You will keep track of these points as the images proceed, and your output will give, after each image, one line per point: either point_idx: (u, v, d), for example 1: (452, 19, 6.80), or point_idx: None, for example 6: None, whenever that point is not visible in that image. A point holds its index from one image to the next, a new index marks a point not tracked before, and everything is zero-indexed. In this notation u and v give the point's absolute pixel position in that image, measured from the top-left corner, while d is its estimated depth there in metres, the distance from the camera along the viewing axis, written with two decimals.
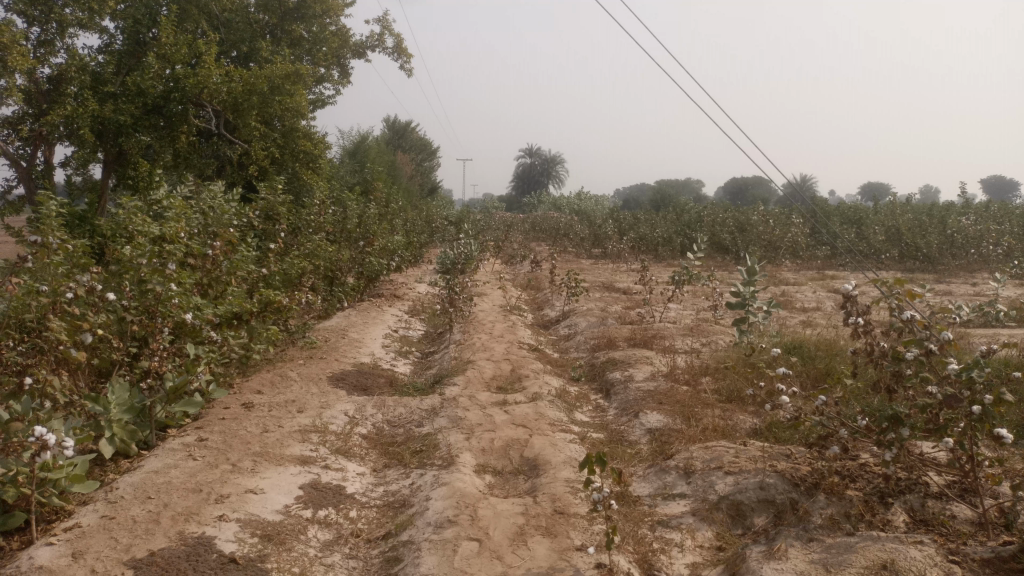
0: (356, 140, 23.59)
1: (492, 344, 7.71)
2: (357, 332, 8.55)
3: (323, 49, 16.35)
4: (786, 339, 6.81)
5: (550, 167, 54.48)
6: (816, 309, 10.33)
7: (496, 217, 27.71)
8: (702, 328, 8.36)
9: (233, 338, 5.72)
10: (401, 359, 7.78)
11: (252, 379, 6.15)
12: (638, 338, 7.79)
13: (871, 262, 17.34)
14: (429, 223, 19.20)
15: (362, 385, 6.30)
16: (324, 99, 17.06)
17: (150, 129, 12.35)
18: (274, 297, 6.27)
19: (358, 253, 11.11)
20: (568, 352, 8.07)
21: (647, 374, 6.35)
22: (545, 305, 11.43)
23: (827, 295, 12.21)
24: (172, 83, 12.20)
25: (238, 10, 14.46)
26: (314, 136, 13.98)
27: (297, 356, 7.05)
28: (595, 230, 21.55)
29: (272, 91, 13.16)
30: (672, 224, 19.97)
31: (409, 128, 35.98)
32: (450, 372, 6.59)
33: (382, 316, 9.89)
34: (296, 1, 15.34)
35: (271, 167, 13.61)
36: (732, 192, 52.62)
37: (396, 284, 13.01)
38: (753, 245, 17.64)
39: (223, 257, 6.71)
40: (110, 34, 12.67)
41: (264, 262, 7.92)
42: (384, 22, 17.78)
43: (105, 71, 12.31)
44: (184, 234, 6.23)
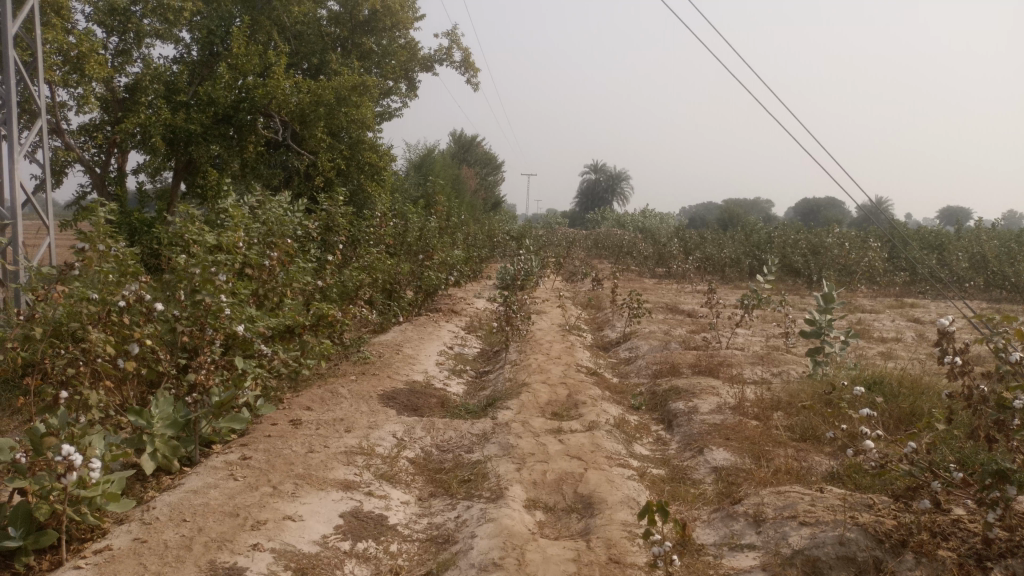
0: (422, 153, 23.73)
1: (549, 366, 7.43)
2: (412, 347, 8.38)
3: (391, 62, 16.42)
4: (866, 374, 6.33)
5: (615, 184, 54.01)
6: (896, 340, 9.71)
7: (559, 232, 27.47)
8: (773, 357, 7.92)
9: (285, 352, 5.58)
10: (455, 378, 7.56)
11: (302, 394, 6.02)
12: (704, 366, 7.40)
13: (954, 290, 16.39)
14: (491, 237, 19.08)
15: (413, 405, 6.10)
16: (390, 111, 17.16)
17: (219, 138, 12.55)
18: (329, 311, 6.13)
19: (418, 266, 11.00)
20: (628, 377, 7.72)
21: (712, 406, 5.97)
22: (606, 325, 11.08)
23: (908, 325, 11.52)
24: (241, 94, 12.41)
25: (311, 22, 14.64)
26: (380, 148, 14.01)
27: (350, 372, 6.91)
28: (660, 248, 21.06)
29: (338, 103, 13.20)
30: (741, 245, 19.34)
31: (475, 142, 36.13)
32: (505, 395, 6.33)
33: (439, 332, 9.71)
34: (367, 14, 15.50)
35: (336, 179, 13.70)
36: (803, 213, 51.13)
37: (455, 298, 12.87)
38: (826, 268, 16.88)
39: (280, 269, 6.62)
40: (184, 45, 12.99)
41: (322, 273, 7.84)
42: (453, 36, 17.82)
43: (178, 81, 12.60)
44: (242, 243, 6.17)
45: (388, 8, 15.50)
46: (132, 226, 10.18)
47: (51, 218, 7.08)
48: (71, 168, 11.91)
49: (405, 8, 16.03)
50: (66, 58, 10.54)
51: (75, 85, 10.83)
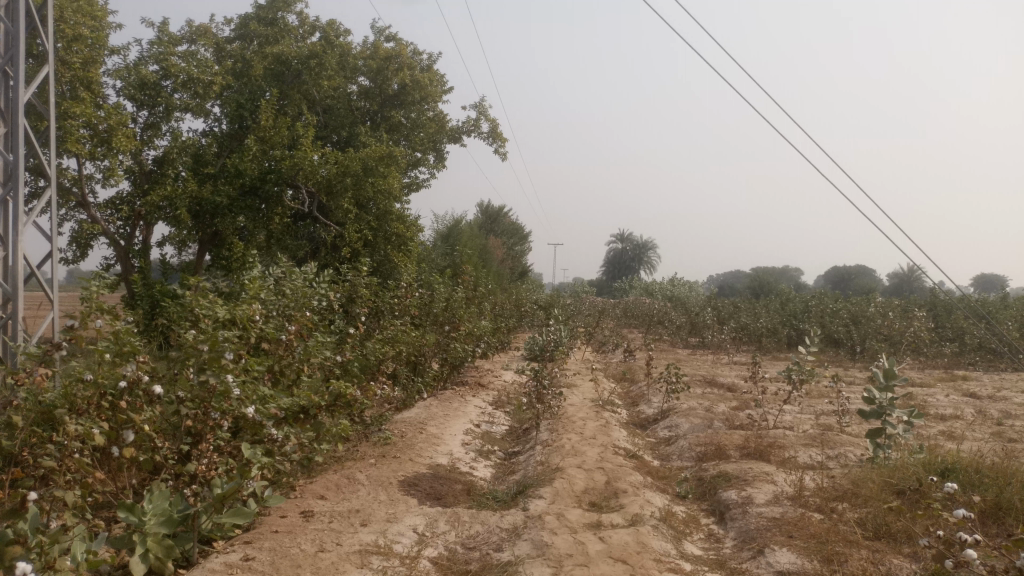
0: (449, 224, 23.66)
1: (584, 448, 6.88)
2: (436, 426, 7.87)
3: (419, 134, 16.40)
4: (940, 458, 5.72)
5: (642, 253, 53.73)
6: (958, 418, 9.02)
7: (588, 302, 27.00)
8: (828, 439, 7.32)
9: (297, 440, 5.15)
10: (483, 460, 7.01)
11: (317, 481, 5.54)
12: (752, 448, 6.82)
13: (1007, 362, 15.56)
14: (519, 307, 18.68)
15: (436, 493, 5.58)
16: (418, 182, 17.09)
17: (244, 210, 12.46)
18: (350, 392, 5.70)
19: (444, 338, 10.58)
20: (670, 461, 7.14)
21: (769, 497, 5.38)
22: (641, 400, 10.49)
23: (966, 401, 10.78)
24: (268, 164, 12.33)
25: (341, 96, 14.73)
26: (407, 219, 13.81)
27: (370, 454, 6.42)
28: (692, 318, 20.47)
29: (365, 172, 13.05)
30: (776, 315, 18.74)
31: (502, 213, 36.21)
32: (537, 481, 5.79)
33: (465, 408, 9.20)
34: (396, 87, 15.59)
35: (363, 250, 13.48)
36: (835, 280, 50.21)
37: (482, 371, 12.37)
38: (869, 339, 16.17)
39: (297, 342, 6.24)
40: (214, 119, 13.05)
41: (342, 347, 7.45)
42: (480, 107, 17.88)
43: (206, 153, 12.61)
44: (258, 316, 5.85)
45: (417, 81, 15.61)
46: (153, 299, 10.00)
47: (56, 292, 6.80)
48: (95, 240, 11.85)
49: (434, 82, 16.15)
50: (95, 131, 10.54)
51: (102, 158, 10.81)
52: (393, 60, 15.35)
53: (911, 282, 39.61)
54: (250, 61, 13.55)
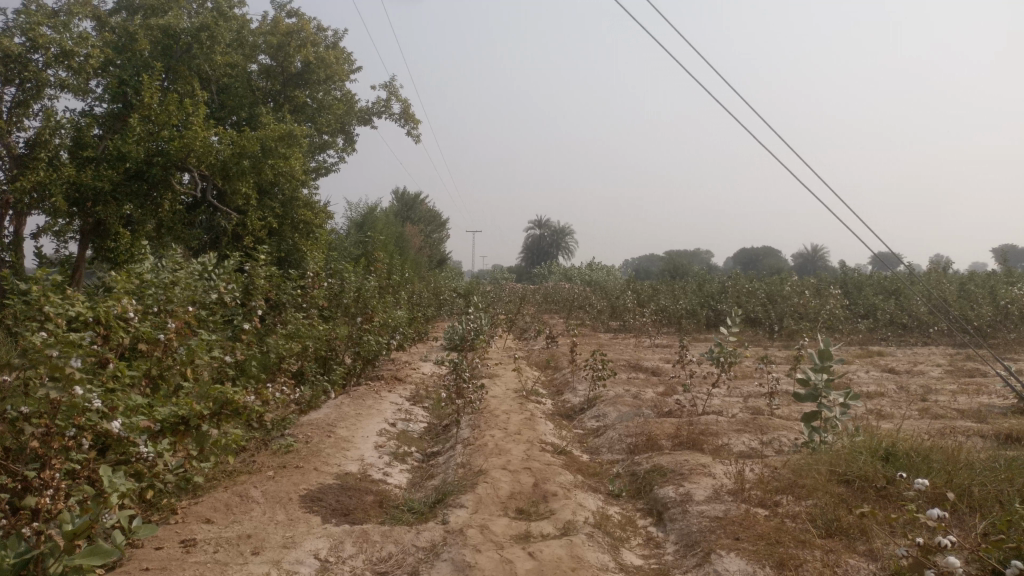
0: (364, 212, 22.68)
1: (508, 445, 6.34)
2: (346, 428, 7.18)
3: (326, 116, 15.47)
4: (881, 440, 5.49)
5: (559, 238, 53.77)
6: (880, 394, 8.99)
7: (507, 288, 26.54)
8: (761, 423, 7.04)
9: (182, 459, 4.50)
10: (398, 463, 6.38)
11: (203, 501, 4.83)
12: (685, 437, 6.46)
13: (916, 336, 16.00)
14: (436, 295, 18.02)
15: (343, 508, 4.94)
16: (326, 166, 16.18)
17: (130, 197, 11.30)
18: (238, 397, 5.05)
19: (355, 330, 9.86)
20: (600, 454, 6.69)
21: (710, 493, 4.98)
22: (566, 389, 10.05)
23: (884, 376, 10.85)
24: (155, 145, 11.13)
25: (238, 74, 13.64)
26: (315, 206, 13.15)
27: (268, 465, 5.70)
28: (612, 301, 20.27)
29: (263, 154, 12.10)
30: (694, 295, 18.77)
31: (418, 200, 35.30)
32: (457, 487, 5.23)
33: (379, 405, 8.53)
34: (300, 66, 14.58)
35: (268, 237, 12.65)
36: (743, 261, 51.61)
37: (398, 364, 11.69)
38: (786, 316, 16.31)
39: (178, 342, 5.51)
40: (93, 97, 11.78)
41: (238, 347, 6.70)
42: (391, 88, 17.07)
43: (85, 135, 11.36)
44: (129, 313, 5.16)
45: (322, 59, 14.69)
46: None
47: None
48: None
49: (339, 59, 15.26)
50: None
51: None
52: (295, 35, 14.33)
53: (814, 260, 41.17)
54: (132, 34, 12.31)
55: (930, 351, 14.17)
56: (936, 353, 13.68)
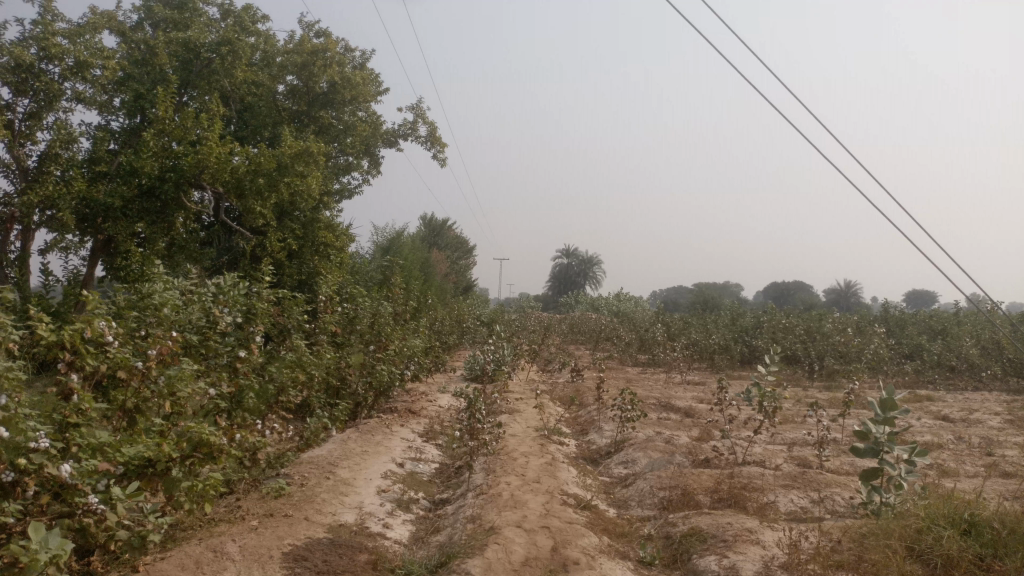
0: (390, 236, 22.22)
1: (526, 496, 5.65)
2: (348, 468, 6.53)
3: (350, 138, 15.01)
4: (959, 505, 4.71)
5: (587, 268, 53.09)
6: (940, 446, 8.14)
7: (533, 317, 25.84)
8: (811, 478, 6.28)
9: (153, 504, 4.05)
10: (402, 512, 5.71)
11: (170, 557, 4.21)
12: (726, 494, 5.73)
13: (968, 380, 15.00)
14: (460, 322, 17.41)
15: (330, 571, 4.28)
16: (349, 188, 15.74)
17: (142, 214, 10.80)
18: (215, 439, 4.47)
19: (368, 358, 9.23)
20: (629, 509, 5.96)
21: (759, 567, 4.24)
22: (591, 429, 9.32)
23: (939, 424, 9.96)
24: (169, 161, 10.60)
25: (263, 93, 13.22)
26: (336, 228, 12.78)
27: (253, 512, 5.06)
28: (641, 334, 19.45)
29: (279, 171, 11.62)
30: (727, 330, 17.92)
31: (446, 226, 34.89)
32: (465, 547, 4.55)
33: (388, 441, 7.88)
34: (325, 86, 14.17)
35: (287, 260, 12.17)
36: (774, 295, 50.40)
37: (414, 396, 11.02)
38: (826, 355, 15.41)
39: (158, 370, 4.93)
40: (109, 111, 11.45)
41: (232, 378, 6.13)
42: (417, 110, 16.67)
43: (99, 149, 11.09)
44: (107, 337, 4.62)
45: (348, 79, 14.25)
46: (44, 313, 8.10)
47: None
48: None
49: (365, 80, 14.83)
50: None
51: None
52: (320, 55, 13.95)
53: (847, 297, 39.96)
54: (153, 47, 11.94)
55: (984, 396, 13.19)
56: (991, 400, 12.70)
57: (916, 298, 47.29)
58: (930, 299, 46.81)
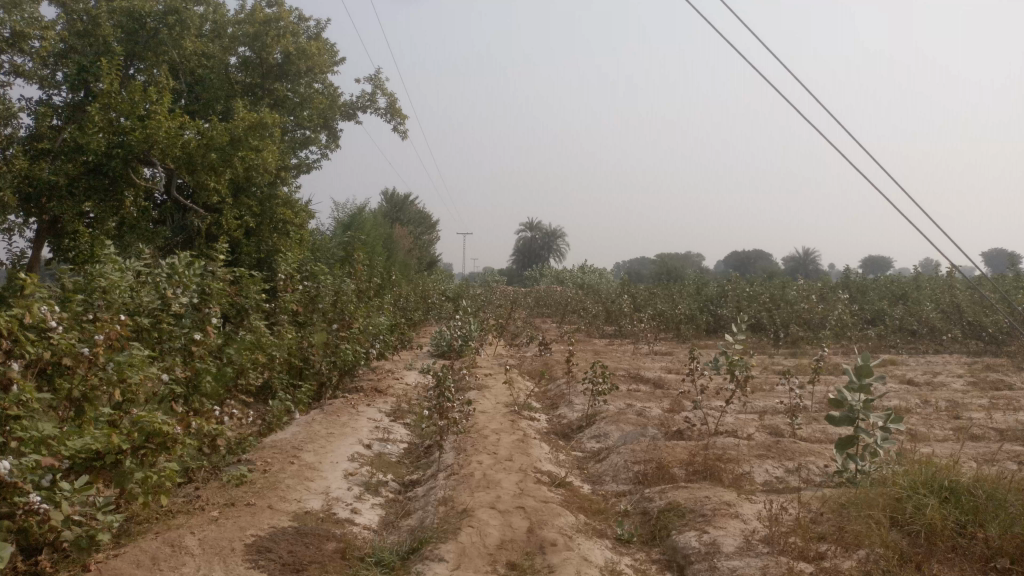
0: (351, 212, 21.76)
1: (499, 475, 5.49)
2: (313, 452, 6.29)
3: (307, 111, 14.52)
4: (937, 471, 4.65)
5: (551, 241, 52.97)
6: (908, 411, 8.19)
7: (499, 291, 25.65)
8: (785, 447, 6.23)
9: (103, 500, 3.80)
10: (370, 496, 5.52)
11: (124, 554, 3.95)
12: (701, 466, 5.64)
13: (928, 344, 15.24)
14: (425, 298, 17.16)
15: (296, 562, 4.08)
16: (308, 163, 15.28)
17: (89, 192, 10.27)
18: (168, 429, 4.19)
19: (332, 337, 8.95)
20: (604, 485, 5.85)
21: (740, 542, 4.15)
22: (561, 403, 9.21)
23: (905, 388, 10.06)
24: (117, 137, 10.06)
25: (214, 64, 12.68)
26: (295, 204, 12.42)
27: (213, 502, 4.82)
28: (608, 305, 19.39)
29: (233, 145, 11.18)
30: (693, 300, 17.94)
31: (408, 201, 34.41)
32: (438, 532, 4.37)
33: (354, 422, 7.65)
34: (279, 57, 13.66)
35: (244, 238, 11.77)
36: (736, 265, 50.90)
37: (380, 375, 10.79)
38: (791, 322, 15.51)
39: (106, 357, 4.65)
40: (50, 84, 10.84)
41: (187, 362, 5.84)
42: (376, 81, 16.22)
43: (40, 125, 10.50)
44: (50, 321, 4.33)
45: (303, 50, 13.76)
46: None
47: None
48: None
49: (321, 50, 14.33)
50: None
51: None
52: (273, 25, 13.42)
53: (805, 265, 40.53)
54: (94, 17, 11.28)
55: (946, 359, 13.41)
56: (952, 362, 12.91)
57: (872, 264, 48.18)
58: (885, 265, 47.80)
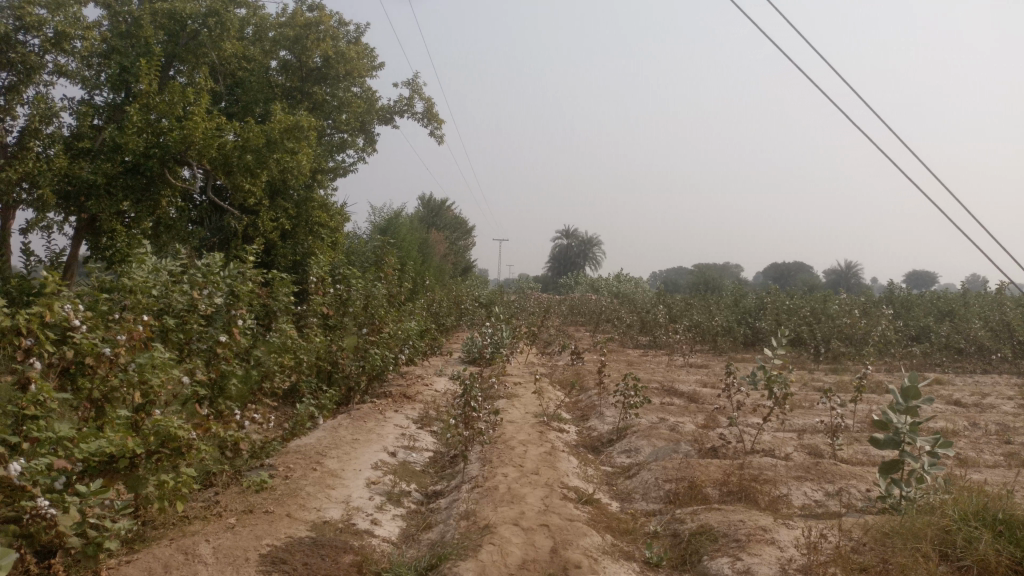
0: (388, 216, 21.79)
1: (524, 490, 5.32)
2: (337, 458, 6.19)
3: (345, 115, 14.54)
4: (991, 500, 4.35)
5: (587, 250, 52.67)
6: (955, 434, 7.82)
7: (533, 298, 25.48)
8: (824, 469, 5.95)
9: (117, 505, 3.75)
10: (392, 506, 5.39)
11: (136, 560, 3.88)
12: (736, 487, 5.41)
13: (977, 363, 14.69)
14: (458, 304, 17.07)
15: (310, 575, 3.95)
16: (344, 166, 15.31)
17: (127, 191, 10.36)
18: (183, 434, 4.15)
19: (361, 342, 8.87)
20: (633, 502, 5.64)
21: (775, 572, 3.92)
22: (592, 415, 9.01)
23: (952, 409, 9.66)
24: (155, 137, 10.14)
25: (254, 68, 12.79)
26: (330, 207, 12.44)
27: (231, 508, 4.74)
28: (643, 315, 19.09)
29: (268, 147, 11.21)
30: (730, 312, 17.58)
31: (444, 206, 34.44)
32: (459, 548, 4.22)
33: (381, 428, 7.54)
34: (318, 61, 13.71)
35: (279, 240, 11.80)
36: (775, 277, 50.02)
37: (410, 380, 10.70)
38: (832, 337, 15.07)
39: (128, 358, 4.60)
40: (93, 85, 10.98)
41: (213, 365, 5.79)
42: (414, 85, 16.21)
43: (82, 125, 10.64)
44: (73, 321, 4.30)
45: (342, 54, 13.79)
46: None
47: None
48: None
49: (360, 54, 14.35)
50: None
51: None
52: (313, 28, 13.45)
53: (847, 279, 39.64)
54: (137, 19, 11.39)
55: (995, 380, 12.89)
56: (1001, 383, 12.41)
57: (915, 279, 47.00)
58: (930, 280, 46.60)
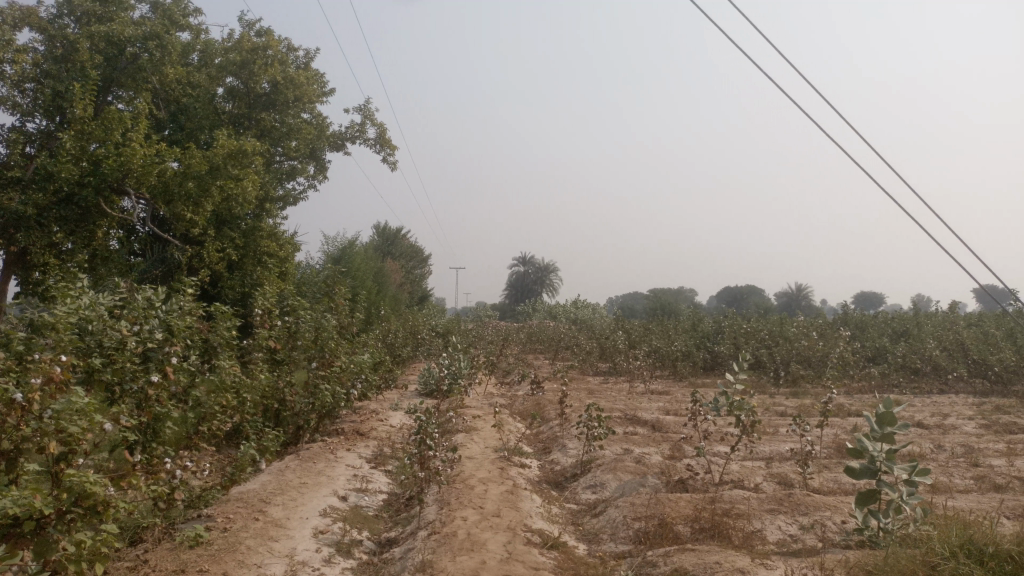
0: (342, 245, 21.30)
1: (485, 535, 4.96)
2: (283, 505, 5.74)
3: (294, 141, 14.12)
4: (975, 532, 4.13)
5: (543, 276, 52.66)
6: (922, 458, 7.70)
7: (490, 327, 25.14)
8: (797, 500, 5.71)
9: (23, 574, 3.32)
10: (342, 557, 4.97)
11: None
12: (708, 524, 5.13)
13: (934, 383, 14.79)
14: (413, 334, 16.64)
15: None
16: (294, 194, 14.85)
17: (60, 222, 9.78)
18: (99, 489, 3.68)
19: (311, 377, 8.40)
20: (600, 544, 5.31)
21: None
22: (554, 448, 8.69)
23: (915, 432, 9.60)
24: (91, 165, 9.61)
25: (199, 94, 12.34)
26: (279, 237, 12.00)
27: (161, 568, 4.28)
28: (602, 342, 18.88)
29: (212, 174, 10.75)
30: (689, 337, 17.46)
31: (400, 234, 33.98)
32: None
33: (332, 469, 7.10)
34: (266, 87, 13.30)
35: (225, 271, 11.29)
36: (729, 300, 50.55)
37: (363, 416, 10.25)
38: (791, 361, 15.03)
39: (43, 405, 4.10)
40: (25, 112, 10.40)
41: (145, 408, 5.32)
42: (365, 111, 15.88)
43: (12, 153, 10.04)
44: None
45: (291, 79, 13.41)
46: None
47: None
48: None
49: (310, 80, 13.98)
50: None
51: None
52: (261, 54, 13.04)
53: (798, 301, 40.27)
54: (73, 43, 10.87)
55: (952, 399, 12.95)
56: (959, 403, 12.46)
57: (864, 301, 47.98)
58: (877, 301, 47.64)
